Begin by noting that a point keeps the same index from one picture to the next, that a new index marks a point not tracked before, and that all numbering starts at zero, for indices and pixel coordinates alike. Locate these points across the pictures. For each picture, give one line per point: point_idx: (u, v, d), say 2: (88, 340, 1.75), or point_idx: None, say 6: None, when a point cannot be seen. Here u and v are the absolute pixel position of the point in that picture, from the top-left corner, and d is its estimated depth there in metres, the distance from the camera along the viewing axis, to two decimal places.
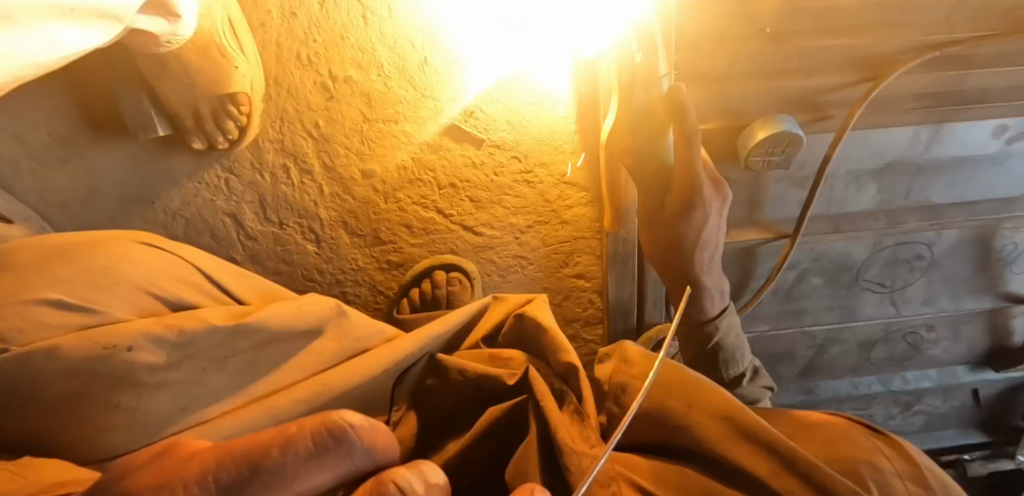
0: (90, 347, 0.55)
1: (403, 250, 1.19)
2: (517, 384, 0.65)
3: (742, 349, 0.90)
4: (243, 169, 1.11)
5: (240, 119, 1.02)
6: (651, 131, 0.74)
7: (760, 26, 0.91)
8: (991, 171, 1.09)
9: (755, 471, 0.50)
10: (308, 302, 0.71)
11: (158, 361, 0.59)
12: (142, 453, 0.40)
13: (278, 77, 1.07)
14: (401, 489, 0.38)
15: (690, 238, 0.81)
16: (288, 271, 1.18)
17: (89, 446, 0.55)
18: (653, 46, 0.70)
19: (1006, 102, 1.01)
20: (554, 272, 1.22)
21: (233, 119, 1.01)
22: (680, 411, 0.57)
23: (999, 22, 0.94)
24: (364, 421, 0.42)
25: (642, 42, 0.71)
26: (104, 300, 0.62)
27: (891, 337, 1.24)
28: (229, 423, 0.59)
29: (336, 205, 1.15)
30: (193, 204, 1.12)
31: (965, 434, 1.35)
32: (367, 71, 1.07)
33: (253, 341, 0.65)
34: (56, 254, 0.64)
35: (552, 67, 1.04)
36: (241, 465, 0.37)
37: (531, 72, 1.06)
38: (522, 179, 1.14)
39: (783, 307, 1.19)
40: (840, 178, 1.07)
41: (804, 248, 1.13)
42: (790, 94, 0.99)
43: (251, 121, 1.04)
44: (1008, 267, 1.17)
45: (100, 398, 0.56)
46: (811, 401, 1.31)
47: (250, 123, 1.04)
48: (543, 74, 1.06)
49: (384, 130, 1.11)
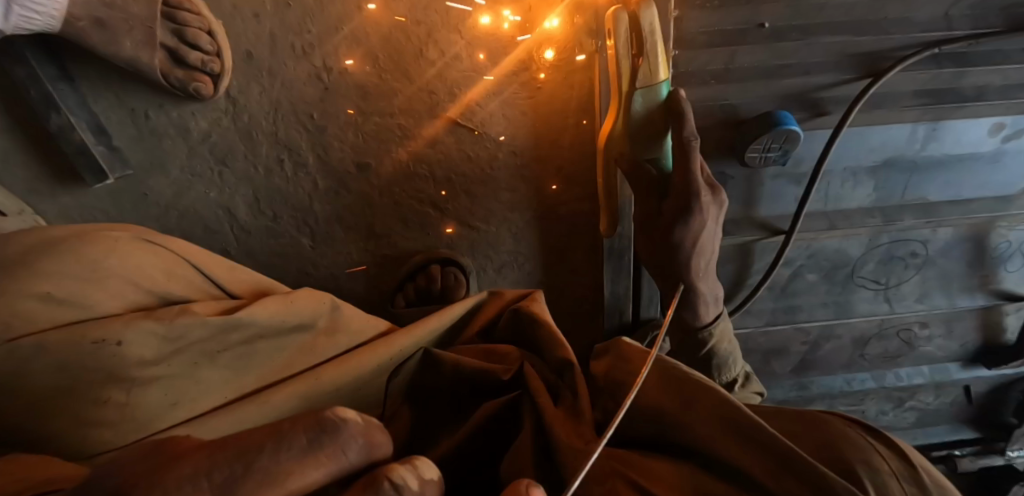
0: (79, 342, 0.55)
1: (398, 244, 1.19)
2: (512, 379, 0.66)
3: (734, 355, 0.90)
4: (237, 162, 1.10)
5: (198, 21, 0.97)
6: (649, 134, 0.79)
7: (760, 21, 0.92)
8: (988, 170, 1.09)
9: (754, 472, 0.49)
10: (300, 296, 0.71)
11: (148, 356, 0.58)
12: (135, 449, 0.40)
13: (273, 67, 1.05)
14: (395, 486, 0.38)
15: (686, 243, 0.80)
16: (282, 264, 1.17)
17: (74, 440, 0.54)
18: (652, 52, 0.73)
19: (1004, 101, 1.02)
20: (549, 267, 1.22)
21: (190, 24, 0.96)
22: (672, 413, 0.57)
23: (998, 19, 0.95)
24: (357, 418, 0.42)
25: (642, 49, 0.74)
26: (92, 293, 0.62)
27: (885, 333, 1.24)
28: (223, 420, 0.59)
29: (332, 198, 1.14)
30: (188, 197, 1.11)
31: (957, 430, 1.36)
32: (361, 63, 1.05)
33: (244, 335, 0.65)
34: (42, 245, 0.63)
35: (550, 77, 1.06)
36: (231, 461, 0.36)
37: (534, 81, 1.06)
38: (519, 174, 1.14)
39: (778, 304, 1.19)
40: (836, 175, 1.07)
41: (799, 245, 1.13)
42: (789, 90, 0.98)
43: (208, 20, 0.98)
44: (1001, 265, 1.18)
45: (90, 392, 0.55)
46: (804, 398, 1.31)
47: (208, 21, 0.98)
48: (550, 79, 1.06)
49: (380, 124, 1.09)
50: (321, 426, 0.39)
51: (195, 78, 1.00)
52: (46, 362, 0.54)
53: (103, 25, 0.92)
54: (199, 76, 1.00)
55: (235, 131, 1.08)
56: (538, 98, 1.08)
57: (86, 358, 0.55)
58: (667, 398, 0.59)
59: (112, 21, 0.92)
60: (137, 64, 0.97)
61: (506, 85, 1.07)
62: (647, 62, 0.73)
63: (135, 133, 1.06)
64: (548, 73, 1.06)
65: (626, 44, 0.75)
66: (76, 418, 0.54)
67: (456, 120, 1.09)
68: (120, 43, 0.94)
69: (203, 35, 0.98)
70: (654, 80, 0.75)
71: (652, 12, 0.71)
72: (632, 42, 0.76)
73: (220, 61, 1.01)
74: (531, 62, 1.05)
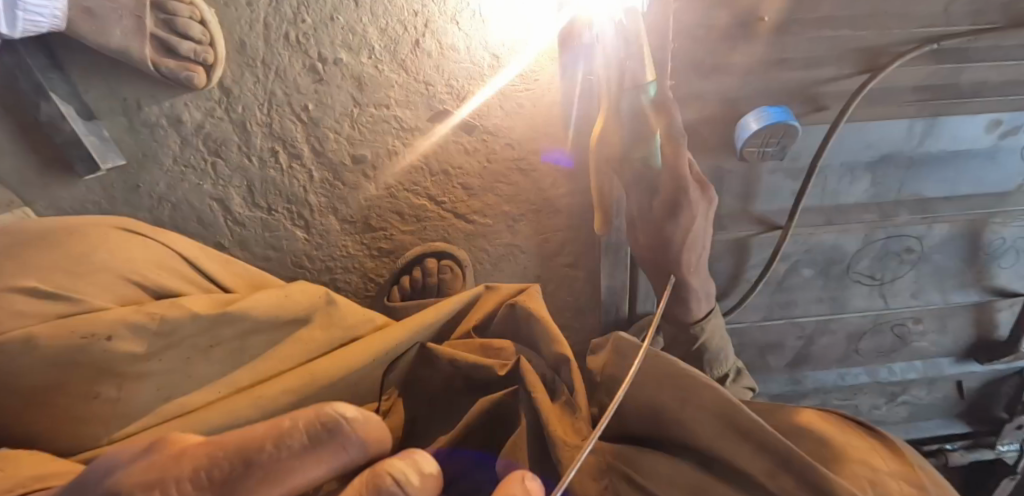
0: (68, 337, 0.54)
1: (394, 237, 1.17)
2: (507, 375, 0.64)
3: (725, 351, 0.92)
4: (230, 152, 1.09)
5: (188, 12, 0.97)
6: (637, 134, 0.75)
7: (760, 14, 0.91)
8: (983, 166, 1.09)
9: (752, 472, 0.51)
10: (294, 291, 0.70)
11: (140, 351, 0.58)
12: (134, 447, 0.39)
13: (266, 58, 1.04)
14: (397, 482, 0.38)
15: (678, 239, 0.82)
16: (277, 258, 1.15)
17: (66, 440, 0.54)
18: (639, 50, 0.72)
19: (1000, 97, 1.02)
20: (547, 260, 1.21)
21: (181, 15, 0.96)
22: (670, 405, 0.56)
23: (998, 15, 0.95)
24: (359, 415, 0.40)
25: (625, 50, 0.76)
26: (81, 287, 0.61)
27: (880, 328, 1.24)
28: (217, 417, 0.58)
29: (326, 190, 1.13)
30: (179, 189, 1.09)
31: (948, 424, 1.37)
32: (357, 53, 1.05)
33: (237, 330, 0.64)
34: (34, 239, 0.63)
35: (543, 78, 1.06)
36: (235, 460, 0.36)
37: (529, 69, 1.06)
38: (515, 165, 1.13)
39: (774, 299, 1.19)
40: (833, 170, 1.07)
41: (795, 240, 1.13)
42: (788, 86, 0.98)
43: (199, 10, 0.98)
44: (996, 261, 1.18)
45: (80, 390, 0.54)
46: (798, 392, 1.32)
47: (200, 12, 0.98)
48: (551, 74, 1.05)
49: (376, 115, 1.09)
50: (323, 424, 0.38)
51: (187, 68, 0.99)
52: (35, 357, 0.53)
53: (92, 14, 0.93)
54: (189, 67, 0.99)
55: (229, 122, 1.07)
56: (539, 95, 1.07)
57: (75, 353, 0.54)
58: (664, 392, 0.57)
59: (102, 10, 0.94)
60: (127, 54, 0.96)
61: (511, 82, 1.07)
62: (634, 59, 0.72)
63: (127, 122, 1.05)
64: (545, 68, 1.05)
65: (612, 50, 0.77)
66: (64, 416, 0.54)
67: (460, 116, 1.09)
68: (110, 32, 0.95)
69: (193, 25, 0.97)
70: (644, 82, 0.72)
71: (640, 12, 0.71)
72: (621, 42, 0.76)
73: (213, 51, 1.00)
74: (530, 57, 1.05)
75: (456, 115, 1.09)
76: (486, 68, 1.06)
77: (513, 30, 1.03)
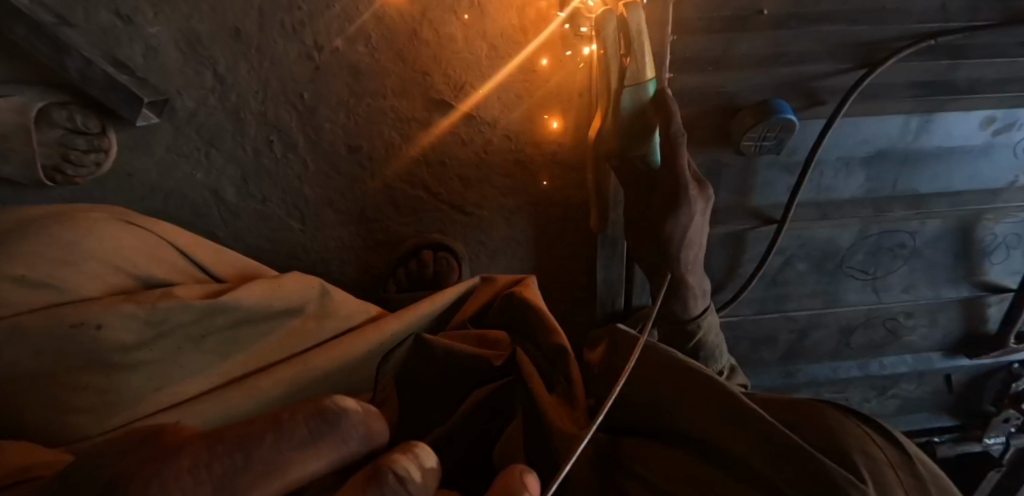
0: (57, 325, 0.54)
1: (391, 228, 1.17)
2: (504, 365, 0.64)
3: (719, 348, 0.91)
4: (224, 142, 1.07)
5: None
6: (636, 133, 0.80)
7: (760, 7, 0.91)
8: (978, 163, 1.11)
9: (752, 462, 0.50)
10: (287, 280, 0.69)
11: (129, 341, 0.57)
12: (128, 435, 0.38)
13: (261, 45, 1.02)
14: (400, 476, 0.38)
15: (676, 238, 0.79)
16: (272, 249, 1.15)
17: (50, 425, 0.53)
18: (640, 51, 0.76)
19: (994, 94, 1.03)
20: (541, 252, 1.21)
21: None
22: (669, 399, 0.57)
23: (994, 12, 0.96)
24: (356, 407, 0.41)
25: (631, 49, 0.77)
26: (70, 276, 0.60)
27: (872, 322, 1.25)
28: (211, 408, 0.57)
29: (323, 181, 1.12)
30: (172, 178, 1.07)
31: (937, 417, 1.38)
32: (354, 42, 1.03)
33: (230, 319, 0.63)
34: (22, 227, 0.62)
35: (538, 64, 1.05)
36: (234, 450, 0.35)
37: (528, 80, 1.06)
38: (512, 157, 1.13)
39: (769, 292, 1.19)
40: (830, 165, 1.08)
41: (791, 234, 1.14)
42: (788, 78, 0.99)
43: None
44: (986, 258, 1.20)
45: (67, 379, 0.54)
46: (790, 385, 1.32)
47: None
48: (553, 78, 1.06)
49: (372, 105, 1.07)
50: (322, 415, 0.38)
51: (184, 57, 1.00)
52: (22, 347, 0.53)
53: None
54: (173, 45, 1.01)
55: (222, 110, 1.05)
56: (546, 91, 1.07)
57: (63, 341, 0.54)
58: (662, 384, 0.58)
59: None
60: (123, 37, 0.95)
61: (513, 87, 1.07)
62: (636, 61, 0.76)
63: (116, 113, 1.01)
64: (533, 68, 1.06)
65: (615, 45, 0.79)
66: (54, 404, 0.53)
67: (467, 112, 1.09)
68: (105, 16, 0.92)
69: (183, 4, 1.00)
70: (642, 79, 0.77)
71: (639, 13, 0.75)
72: (619, 42, 0.79)
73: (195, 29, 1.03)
74: (531, 59, 1.05)
75: (457, 108, 1.08)
76: (486, 61, 1.05)
77: (511, 34, 1.02)
